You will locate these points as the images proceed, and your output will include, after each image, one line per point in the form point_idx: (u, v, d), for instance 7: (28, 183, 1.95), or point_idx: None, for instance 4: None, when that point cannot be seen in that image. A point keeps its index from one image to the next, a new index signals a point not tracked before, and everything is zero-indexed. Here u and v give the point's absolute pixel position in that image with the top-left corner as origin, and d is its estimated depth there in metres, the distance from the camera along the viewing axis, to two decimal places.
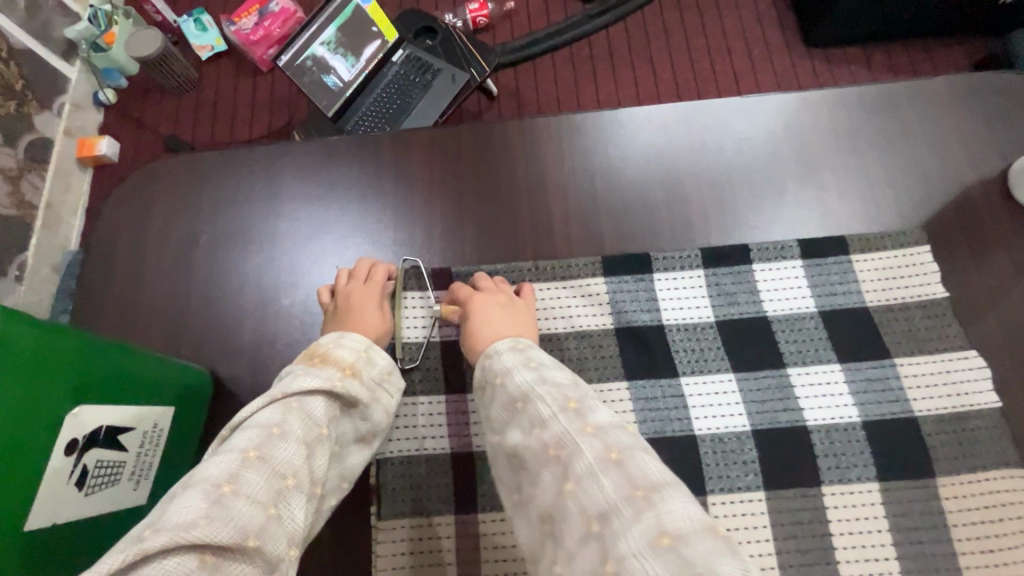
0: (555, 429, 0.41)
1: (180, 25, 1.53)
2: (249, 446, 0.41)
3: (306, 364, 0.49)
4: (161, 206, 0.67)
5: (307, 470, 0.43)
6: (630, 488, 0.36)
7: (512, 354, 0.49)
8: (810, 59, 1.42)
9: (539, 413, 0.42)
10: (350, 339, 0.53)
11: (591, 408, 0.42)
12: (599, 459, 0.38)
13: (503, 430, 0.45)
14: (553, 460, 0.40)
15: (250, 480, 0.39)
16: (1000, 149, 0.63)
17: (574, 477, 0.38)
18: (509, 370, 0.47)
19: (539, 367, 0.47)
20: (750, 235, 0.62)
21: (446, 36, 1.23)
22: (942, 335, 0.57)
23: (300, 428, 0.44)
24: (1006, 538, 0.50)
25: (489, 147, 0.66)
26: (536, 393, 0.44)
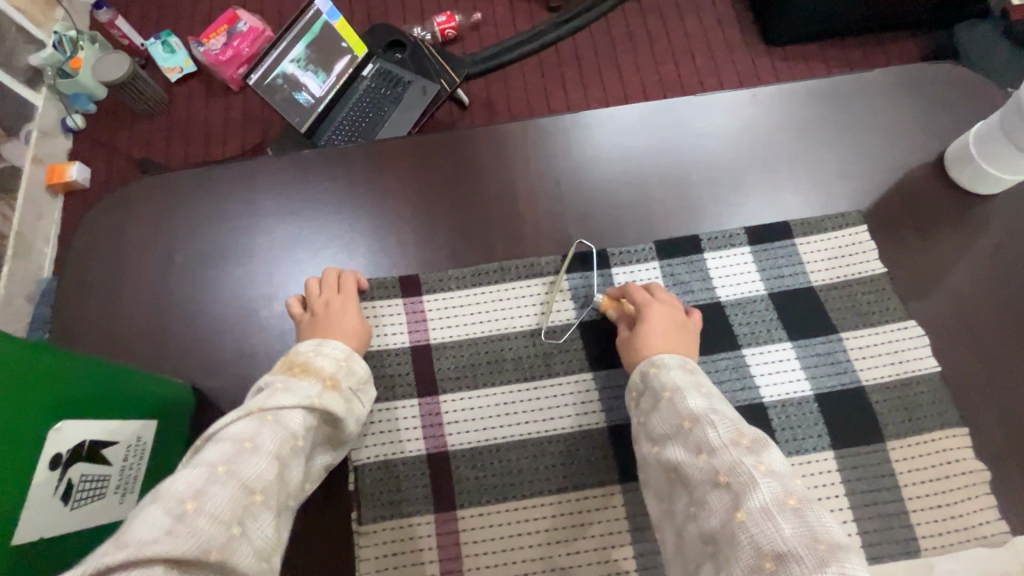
0: (725, 458, 0.42)
1: (149, 48, 1.54)
2: (219, 460, 0.41)
3: (285, 376, 0.51)
4: (136, 228, 0.68)
5: (276, 484, 0.43)
6: (812, 538, 0.36)
7: (682, 372, 0.51)
8: (767, 60, 1.47)
9: (705, 440, 0.44)
10: (331, 348, 0.55)
11: (764, 447, 0.43)
12: (775, 501, 0.39)
13: (663, 444, 0.47)
14: (723, 486, 0.41)
15: (216, 496, 0.39)
16: (934, 134, 0.68)
17: (747, 508, 0.39)
18: (680, 388, 0.49)
19: (708, 394, 0.49)
20: (702, 226, 0.65)
21: (414, 49, 1.26)
22: (884, 309, 0.60)
23: (273, 442, 0.44)
24: (951, 492, 0.54)
25: (458, 157, 0.69)
26: (706, 419, 0.45)
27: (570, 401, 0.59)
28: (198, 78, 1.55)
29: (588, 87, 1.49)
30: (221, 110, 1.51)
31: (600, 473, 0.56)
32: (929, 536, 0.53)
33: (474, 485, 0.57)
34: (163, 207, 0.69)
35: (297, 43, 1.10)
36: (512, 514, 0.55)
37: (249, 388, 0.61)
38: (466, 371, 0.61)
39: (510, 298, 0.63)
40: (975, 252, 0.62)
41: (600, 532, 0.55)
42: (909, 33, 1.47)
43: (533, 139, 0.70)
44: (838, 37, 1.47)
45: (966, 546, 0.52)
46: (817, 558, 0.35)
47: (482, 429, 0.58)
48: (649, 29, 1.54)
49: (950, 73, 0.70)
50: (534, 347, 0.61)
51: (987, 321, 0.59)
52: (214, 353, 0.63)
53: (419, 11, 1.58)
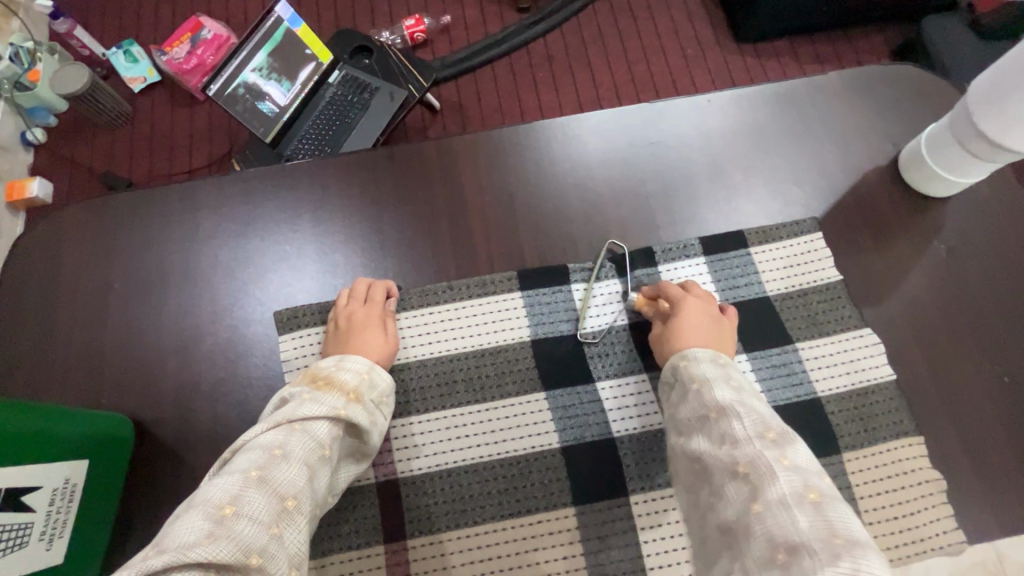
0: (747, 450, 0.41)
1: (110, 58, 1.48)
2: (251, 466, 0.42)
3: (310, 388, 0.51)
4: (82, 255, 0.65)
5: (308, 491, 0.44)
6: (827, 532, 0.34)
7: (713, 365, 0.50)
8: (741, 57, 1.46)
9: (731, 431, 0.43)
10: (352, 362, 0.54)
11: (789, 441, 0.41)
12: (796, 494, 0.37)
13: (689, 436, 0.47)
14: (740, 476, 0.40)
15: (252, 501, 0.40)
16: (889, 137, 0.67)
17: (765, 500, 0.37)
18: (711, 381, 0.48)
19: (740, 389, 0.47)
20: (658, 236, 0.64)
21: (383, 55, 1.21)
22: (839, 317, 0.60)
23: (302, 449, 0.45)
24: (906, 503, 0.54)
25: (410, 171, 0.67)
26: (734, 409, 0.44)
27: (523, 423, 0.58)
28: (161, 88, 1.50)
29: (562, 87, 1.46)
30: (185, 121, 1.47)
31: (553, 496, 0.55)
32: (885, 547, 0.53)
33: (426, 515, 0.55)
34: (111, 232, 0.66)
35: (258, 51, 1.04)
36: (465, 543, 0.54)
37: (199, 420, 0.59)
38: (416, 395, 0.59)
39: (461, 318, 0.61)
40: (927, 257, 0.62)
41: (554, 557, 0.54)
42: (882, 26, 1.46)
43: (494, 151, 0.68)
44: (811, 32, 1.46)
45: (919, 556, 0.53)
46: (832, 551, 0.33)
47: (433, 455, 0.57)
48: (622, 26, 1.51)
49: (904, 75, 0.70)
50: (485, 368, 0.60)
51: (938, 327, 0.59)
52: (164, 384, 0.60)
53: (388, 14, 1.54)
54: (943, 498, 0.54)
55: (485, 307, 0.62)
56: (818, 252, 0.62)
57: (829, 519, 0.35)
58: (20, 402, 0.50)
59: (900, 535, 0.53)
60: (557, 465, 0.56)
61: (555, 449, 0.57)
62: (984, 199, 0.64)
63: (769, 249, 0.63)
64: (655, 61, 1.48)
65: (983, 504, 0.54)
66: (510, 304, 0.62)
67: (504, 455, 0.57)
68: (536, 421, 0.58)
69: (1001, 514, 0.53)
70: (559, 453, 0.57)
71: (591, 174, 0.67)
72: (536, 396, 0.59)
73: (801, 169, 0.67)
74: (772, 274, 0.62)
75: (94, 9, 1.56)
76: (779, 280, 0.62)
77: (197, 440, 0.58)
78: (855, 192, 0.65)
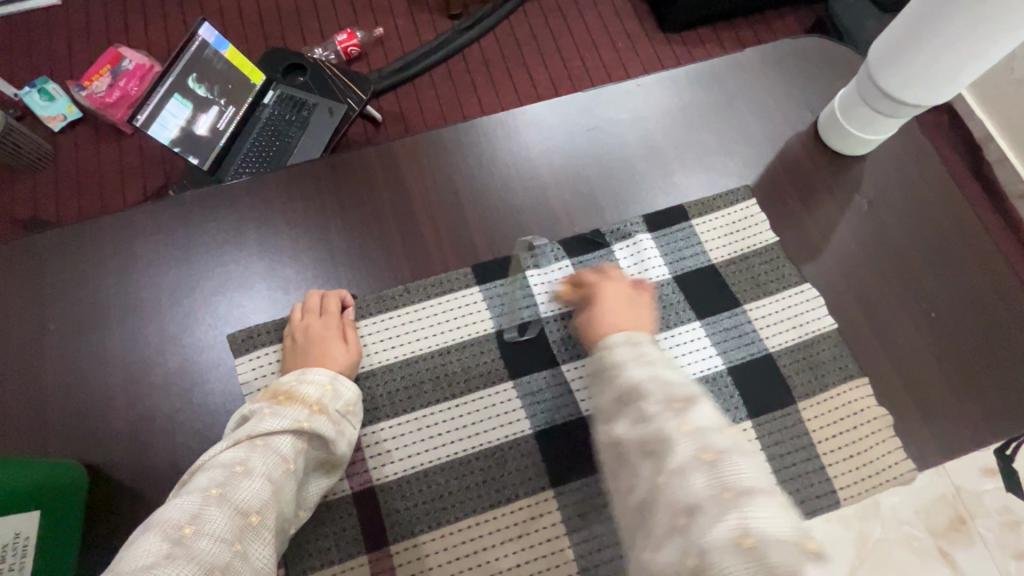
0: (655, 424, 0.39)
1: (24, 97, 1.39)
2: (212, 484, 0.42)
3: (271, 403, 0.50)
4: (11, 298, 0.62)
5: (273, 505, 0.44)
6: (720, 490, 0.34)
7: (628, 347, 0.47)
8: (669, 48, 1.51)
9: (644, 407, 0.41)
10: (314, 375, 0.53)
11: (692, 405, 0.40)
12: (692, 459, 0.36)
13: (612, 421, 0.43)
14: (651, 454, 0.38)
15: (212, 519, 0.40)
16: (807, 105, 0.71)
17: (668, 470, 0.36)
18: (623, 364, 0.45)
19: (653, 363, 0.45)
20: (603, 218, 0.66)
21: (316, 70, 1.18)
22: (781, 276, 0.63)
23: (263, 464, 0.45)
24: (859, 441, 0.58)
25: (354, 179, 0.67)
26: (644, 389, 0.42)
27: (494, 415, 0.58)
28: (83, 124, 1.42)
29: (500, 88, 1.48)
30: (111, 155, 1.39)
31: (532, 481, 0.56)
32: (845, 485, 0.57)
33: (405, 518, 0.55)
34: (41, 273, 0.63)
35: (185, 77, 1.01)
36: (448, 541, 0.54)
37: (156, 455, 0.56)
38: (383, 400, 0.58)
39: (422, 318, 0.61)
40: (853, 212, 0.66)
41: (538, 541, 0.54)
42: (792, 7, 1.55)
43: (438, 153, 0.68)
44: (730, 17, 1.52)
45: (877, 488, 0.56)
46: (722, 504, 0.33)
47: (407, 458, 0.56)
48: (553, 25, 1.54)
49: (813, 46, 0.75)
50: (451, 365, 0.60)
51: (867, 276, 0.64)
52: (114, 421, 0.58)
53: (318, 30, 1.52)
54: (890, 433, 0.58)
55: (444, 306, 0.62)
56: (753, 218, 0.66)
57: (727, 482, 0.34)
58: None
59: (857, 471, 0.57)
60: (529, 452, 0.57)
61: (528, 435, 0.58)
62: (897, 154, 0.69)
63: (709, 220, 0.66)
64: (588, 56, 1.51)
65: (927, 433, 0.58)
66: (469, 299, 0.62)
67: (478, 449, 0.57)
68: (505, 412, 0.58)
69: (944, 440, 0.58)
70: (531, 438, 0.58)
71: (534, 166, 0.68)
72: (503, 385, 0.59)
73: (733, 141, 0.70)
74: (714, 244, 0.65)
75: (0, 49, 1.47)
76: (718, 250, 0.65)
77: (157, 476, 0.56)
78: (782, 157, 0.69)
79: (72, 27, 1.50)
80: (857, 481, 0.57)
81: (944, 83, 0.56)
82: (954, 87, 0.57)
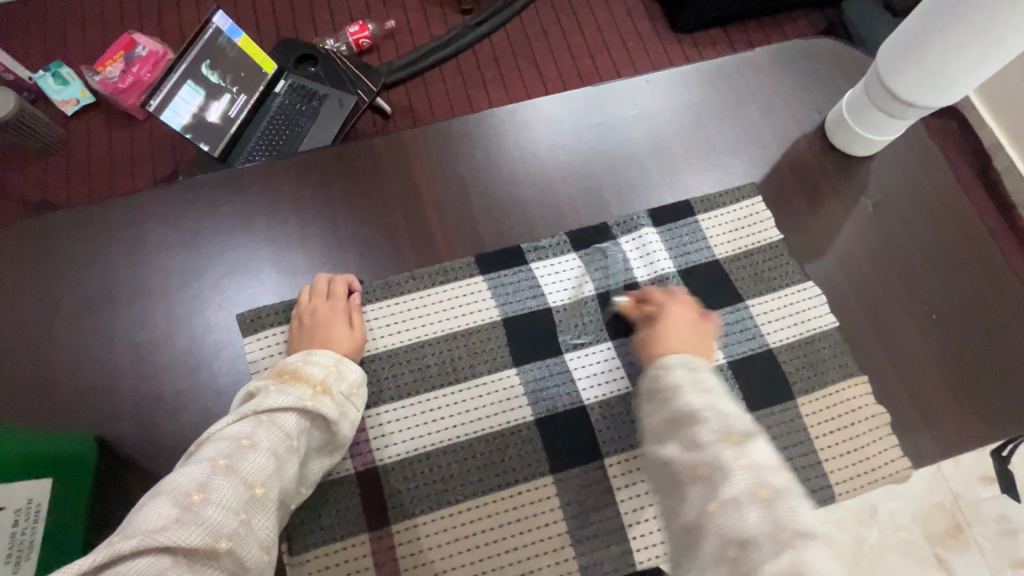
0: (709, 453, 0.40)
1: (38, 80, 1.40)
2: (219, 456, 0.44)
3: (277, 381, 0.51)
4: (27, 274, 0.63)
5: (277, 480, 0.45)
6: (774, 527, 0.34)
7: (684, 371, 0.48)
8: (680, 49, 1.51)
9: (698, 436, 0.42)
10: (319, 356, 0.55)
11: (750, 440, 0.40)
12: (748, 494, 0.36)
13: (662, 442, 0.45)
14: (703, 481, 0.39)
15: (220, 488, 0.41)
16: (815, 105, 0.72)
17: (719, 500, 0.37)
18: (680, 388, 0.47)
19: (709, 391, 0.45)
20: (609, 212, 0.67)
21: (328, 62, 1.19)
22: (783, 273, 0.64)
23: (269, 440, 0.46)
24: (856, 437, 0.59)
25: (365, 166, 0.68)
26: (700, 416, 0.43)
27: (496, 402, 0.59)
28: (96, 109, 1.44)
29: (509, 84, 1.48)
30: (123, 140, 1.41)
31: (531, 467, 0.57)
32: (841, 480, 0.57)
33: (406, 500, 0.56)
34: (56, 251, 0.64)
35: (199, 64, 1.02)
36: (447, 522, 0.55)
37: (162, 431, 0.57)
38: (387, 384, 0.59)
39: (428, 304, 0.62)
40: (857, 212, 0.67)
41: (536, 526, 0.55)
42: (803, 13, 1.55)
43: (447, 144, 0.69)
44: (741, 20, 1.52)
45: (872, 484, 0.57)
46: (776, 545, 0.33)
47: (408, 441, 0.57)
48: (564, 24, 1.54)
49: (823, 48, 0.75)
50: (455, 352, 0.61)
51: (869, 276, 0.64)
52: (125, 397, 0.59)
53: (330, 22, 1.53)
54: (887, 430, 0.58)
55: (449, 294, 0.63)
56: (758, 215, 0.66)
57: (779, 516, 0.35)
58: None
59: (853, 467, 0.58)
60: (529, 439, 0.58)
61: (529, 422, 0.58)
62: (903, 156, 0.69)
63: (714, 216, 0.67)
64: (598, 55, 1.51)
65: (922, 431, 0.58)
66: (474, 288, 0.63)
67: (480, 435, 0.58)
68: (507, 399, 0.59)
69: (940, 440, 0.58)
70: (532, 425, 0.58)
71: (542, 159, 0.69)
72: (506, 373, 0.60)
73: (740, 139, 0.71)
74: (717, 240, 0.66)
75: (17, 33, 1.48)
76: (721, 245, 0.66)
77: (164, 451, 0.57)
78: (789, 156, 0.70)
79: (87, 13, 1.51)
80: (854, 477, 0.58)
81: (952, 85, 0.57)
82: (963, 88, 0.58)
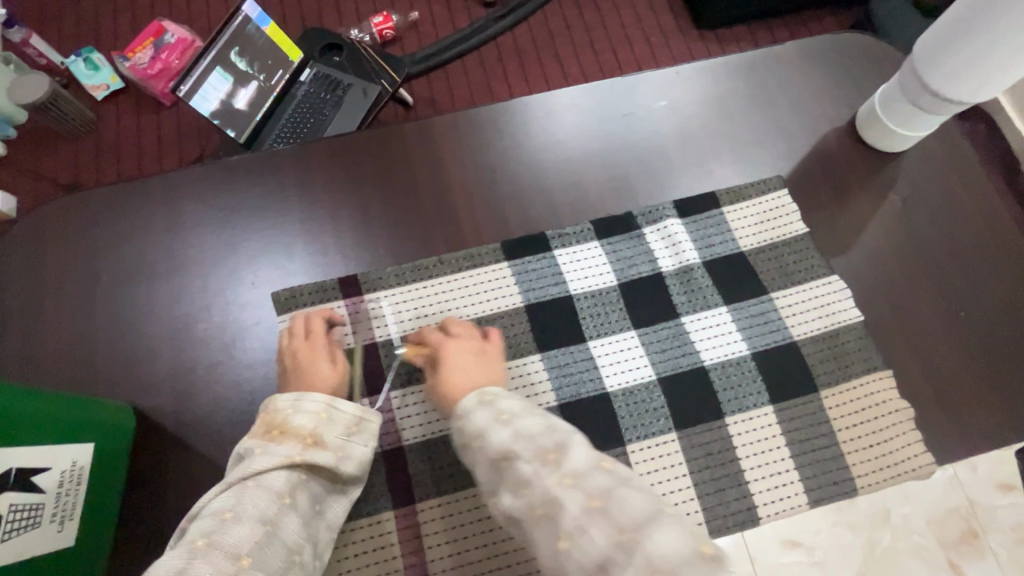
0: (537, 484, 0.38)
1: (70, 66, 1.44)
2: (200, 535, 0.41)
3: (262, 441, 0.49)
4: (66, 250, 0.65)
5: (270, 543, 0.43)
6: (616, 533, 0.34)
7: (480, 409, 0.45)
8: (703, 45, 1.50)
9: (519, 472, 0.39)
10: (310, 401, 0.52)
11: (566, 450, 0.39)
12: (591, 501, 0.36)
13: (495, 492, 0.42)
14: (544, 518, 0.37)
15: (199, 571, 0.38)
16: (845, 100, 0.71)
17: (566, 532, 0.35)
18: (485, 428, 0.43)
19: (511, 419, 0.43)
20: (635, 201, 0.67)
21: (353, 51, 1.22)
22: (809, 266, 0.64)
23: (256, 508, 0.44)
24: (880, 432, 0.59)
25: (393, 152, 0.69)
26: (514, 450, 0.41)
27: (521, 385, 0.60)
28: (125, 94, 1.47)
29: (530, 76, 1.49)
30: (151, 125, 1.43)
31: None
32: (863, 474, 0.58)
33: (433, 479, 0.58)
34: (94, 228, 0.66)
35: (229, 51, 1.02)
36: (473, 501, 0.57)
37: (195, 404, 0.59)
38: (415, 366, 0.61)
39: (455, 288, 0.63)
40: (886, 208, 0.66)
41: None
42: (830, 10, 1.52)
43: (474, 132, 0.70)
44: (766, 16, 1.50)
45: (896, 479, 0.57)
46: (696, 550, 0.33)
47: (435, 422, 0.59)
48: (586, 17, 1.54)
49: (854, 42, 0.74)
50: None
51: (897, 273, 0.64)
52: (159, 371, 0.61)
53: (355, 12, 1.54)
54: (911, 426, 0.58)
55: (475, 278, 0.64)
56: (784, 209, 0.66)
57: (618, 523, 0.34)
58: (31, 393, 0.51)
59: (876, 461, 0.58)
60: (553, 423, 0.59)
61: (553, 406, 0.59)
62: (934, 153, 0.69)
63: (740, 208, 0.67)
64: (621, 48, 1.51)
65: (947, 428, 0.58)
66: (500, 273, 0.64)
67: None
68: (532, 383, 0.60)
69: (965, 438, 0.58)
70: (555, 409, 0.59)
71: (569, 148, 0.69)
72: (532, 357, 0.61)
73: (768, 133, 0.70)
74: (743, 232, 0.66)
75: (51, 20, 1.52)
76: (747, 238, 0.66)
77: (197, 424, 0.59)
78: (818, 151, 0.69)
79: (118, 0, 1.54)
80: (877, 471, 0.58)
81: (987, 81, 0.56)
82: (1003, 82, 0.57)
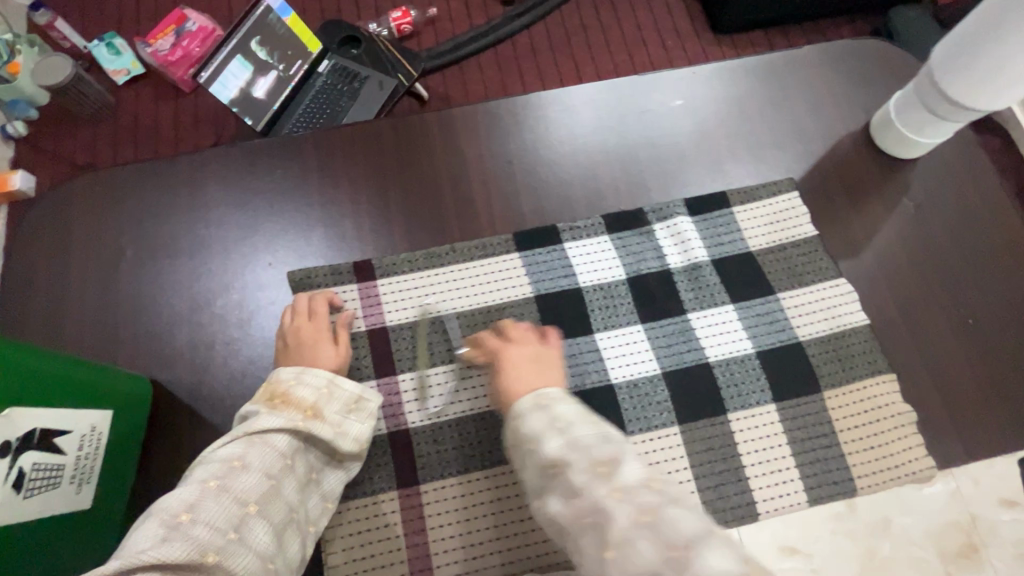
0: (587, 495, 0.40)
1: (92, 50, 1.47)
2: (211, 477, 0.45)
3: (268, 405, 0.51)
4: (91, 224, 0.67)
5: (273, 499, 0.47)
6: (666, 549, 0.36)
7: (535, 413, 0.47)
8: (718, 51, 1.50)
9: (572, 480, 0.41)
10: (312, 376, 0.54)
11: (617, 466, 0.41)
12: (633, 525, 0.38)
13: (542, 497, 0.44)
14: (590, 526, 0.39)
15: (209, 508, 0.43)
16: (862, 106, 0.72)
17: (610, 541, 0.38)
18: (539, 434, 0.45)
19: (566, 427, 0.45)
20: (649, 198, 0.68)
21: (371, 44, 1.19)
22: (818, 268, 0.65)
23: (261, 461, 0.48)
24: (881, 435, 0.59)
25: (412, 141, 0.70)
26: (565, 460, 0.42)
27: None
28: (146, 80, 1.49)
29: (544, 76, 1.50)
30: (170, 110, 1.46)
31: None
32: (862, 474, 0.59)
33: (437, 462, 0.58)
34: (119, 204, 0.68)
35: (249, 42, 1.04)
36: (475, 486, 0.57)
37: (211, 378, 0.61)
38: (424, 351, 0.62)
39: (467, 277, 0.65)
40: (898, 213, 0.67)
41: None
42: (846, 19, 1.52)
43: (492, 125, 0.71)
44: (782, 23, 1.50)
45: (894, 480, 0.58)
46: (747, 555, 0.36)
47: (441, 406, 0.60)
48: (603, 19, 1.55)
49: (873, 49, 0.75)
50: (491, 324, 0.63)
51: (907, 279, 0.64)
52: (177, 345, 0.62)
53: (374, 6, 1.56)
54: (913, 429, 0.59)
55: (487, 268, 0.65)
56: (795, 211, 0.67)
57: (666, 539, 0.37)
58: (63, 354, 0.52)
59: (876, 463, 0.59)
60: None
61: None
62: (949, 161, 0.69)
63: (751, 209, 0.68)
64: (636, 51, 1.52)
65: (950, 433, 0.59)
66: (511, 264, 0.65)
67: None
68: None
69: (969, 444, 0.59)
70: None
71: (584, 144, 0.70)
72: None
73: (782, 136, 0.71)
74: (753, 233, 0.67)
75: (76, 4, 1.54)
76: (757, 239, 0.67)
77: (212, 397, 0.60)
78: (833, 155, 0.70)
79: None
80: (876, 472, 0.59)
81: (997, 91, 0.57)
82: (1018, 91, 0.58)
